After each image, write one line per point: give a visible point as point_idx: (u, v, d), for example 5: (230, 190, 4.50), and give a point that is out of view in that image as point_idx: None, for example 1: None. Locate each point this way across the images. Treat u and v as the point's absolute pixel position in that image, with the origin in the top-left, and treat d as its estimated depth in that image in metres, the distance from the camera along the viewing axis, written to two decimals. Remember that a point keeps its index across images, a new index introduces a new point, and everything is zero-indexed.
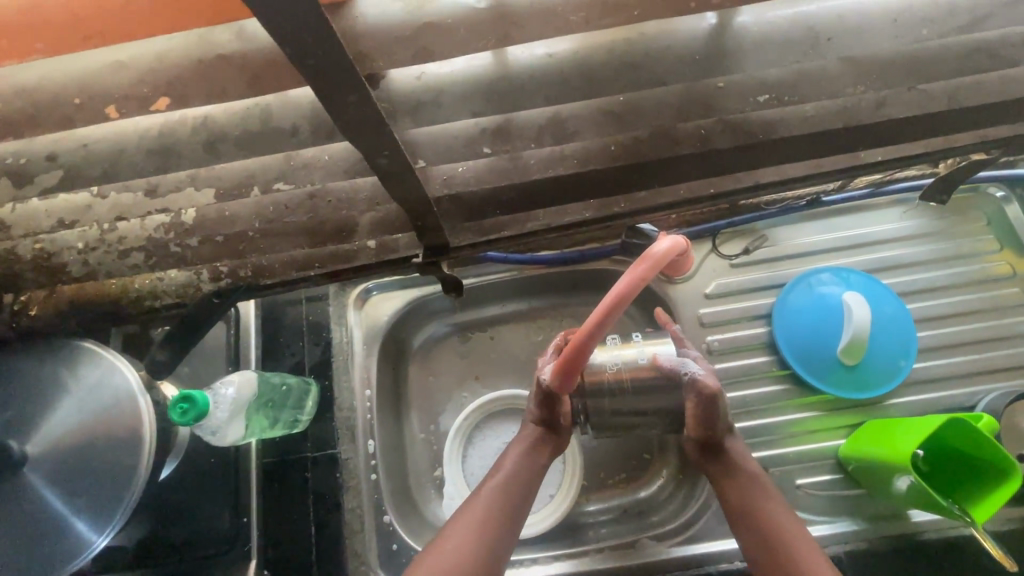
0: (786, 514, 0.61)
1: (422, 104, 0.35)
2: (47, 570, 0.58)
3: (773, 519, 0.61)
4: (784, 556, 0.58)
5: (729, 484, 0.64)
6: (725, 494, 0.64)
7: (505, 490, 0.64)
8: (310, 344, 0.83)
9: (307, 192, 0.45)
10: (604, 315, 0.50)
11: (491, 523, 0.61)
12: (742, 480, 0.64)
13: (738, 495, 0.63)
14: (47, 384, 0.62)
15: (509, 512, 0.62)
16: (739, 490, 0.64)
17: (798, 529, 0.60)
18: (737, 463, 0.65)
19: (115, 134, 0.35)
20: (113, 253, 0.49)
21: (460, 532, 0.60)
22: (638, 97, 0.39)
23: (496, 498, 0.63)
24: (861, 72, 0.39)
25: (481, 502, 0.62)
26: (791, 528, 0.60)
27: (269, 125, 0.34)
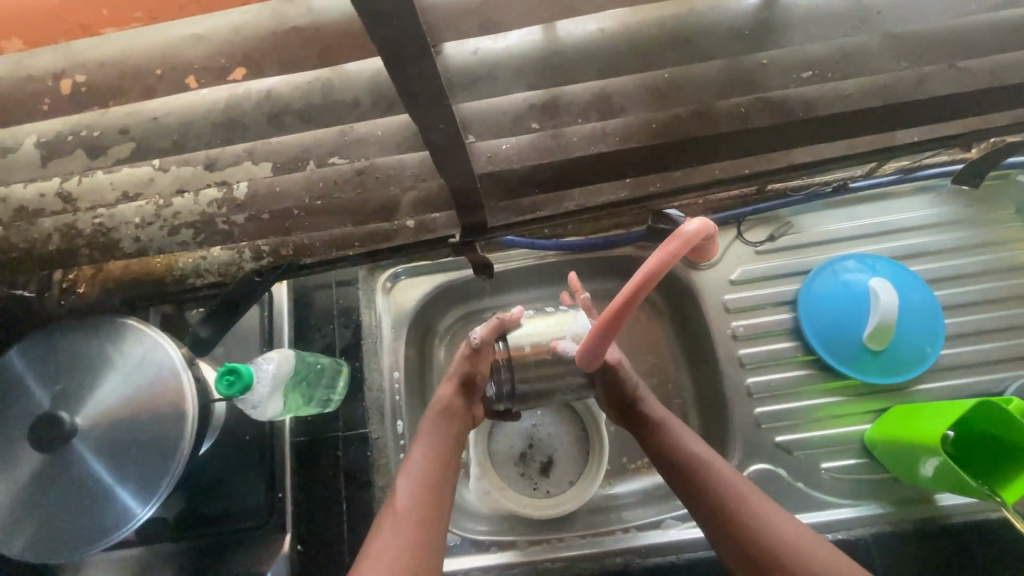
0: (729, 470, 0.65)
1: (478, 78, 0.36)
2: (96, 536, 0.61)
3: (719, 480, 0.63)
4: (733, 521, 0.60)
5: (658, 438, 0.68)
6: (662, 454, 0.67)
7: (427, 474, 0.64)
8: (340, 326, 0.85)
9: (354, 168, 0.46)
10: (634, 293, 0.51)
11: (422, 502, 0.62)
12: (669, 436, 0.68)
13: (675, 456, 0.66)
14: (94, 358, 0.64)
15: (433, 491, 0.63)
16: (674, 446, 0.67)
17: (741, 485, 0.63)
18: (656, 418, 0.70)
19: (184, 107, 0.36)
20: (165, 229, 0.51)
21: (394, 523, 0.60)
22: (683, 73, 0.39)
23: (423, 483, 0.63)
24: (904, 49, 0.39)
25: (402, 495, 0.62)
26: (729, 476, 0.64)
27: (331, 97, 0.35)
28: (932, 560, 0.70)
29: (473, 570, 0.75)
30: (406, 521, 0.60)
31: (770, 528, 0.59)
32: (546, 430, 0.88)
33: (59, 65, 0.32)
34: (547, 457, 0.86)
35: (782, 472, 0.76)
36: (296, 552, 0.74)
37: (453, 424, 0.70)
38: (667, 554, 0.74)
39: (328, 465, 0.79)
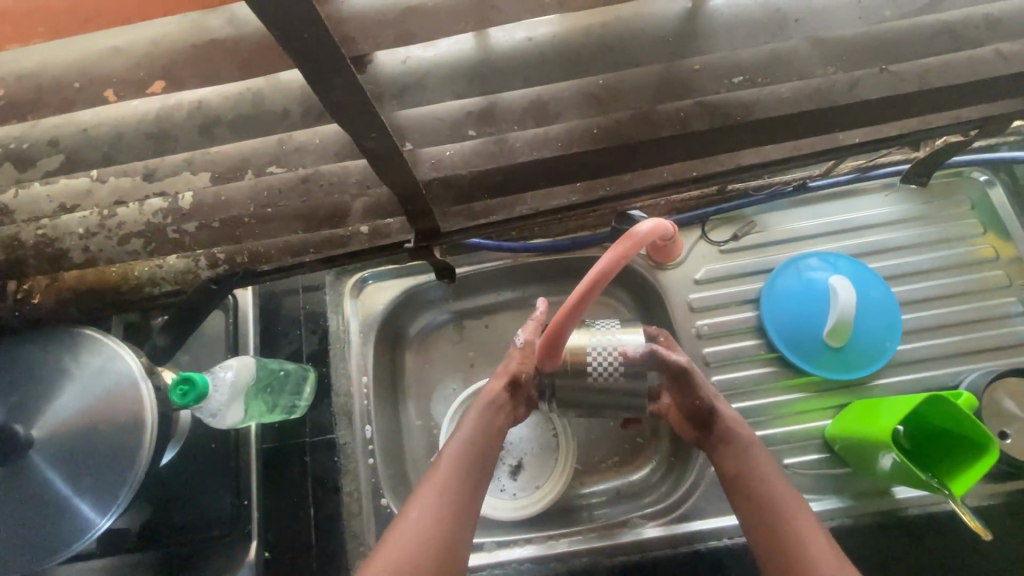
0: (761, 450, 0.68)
1: (407, 87, 0.36)
2: (55, 549, 0.60)
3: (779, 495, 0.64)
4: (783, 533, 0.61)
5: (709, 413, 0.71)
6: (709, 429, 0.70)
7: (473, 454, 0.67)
8: (307, 331, 0.85)
9: (299, 176, 0.46)
10: (587, 290, 0.52)
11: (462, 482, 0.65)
12: (738, 449, 0.68)
13: (730, 451, 0.68)
14: (50, 369, 0.63)
15: (474, 471, 0.66)
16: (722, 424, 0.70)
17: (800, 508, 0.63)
18: (733, 432, 0.69)
19: (113, 119, 0.36)
20: (113, 239, 0.50)
21: (429, 497, 0.63)
22: (617, 79, 0.40)
23: (463, 462, 0.66)
24: (832, 54, 0.40)
25: (444, 470, 0.65)
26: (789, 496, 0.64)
27: (260, 108, 0.36)
28: (888, 552, 0.71)
29: None
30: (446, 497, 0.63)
31: (790, 506, 0.63)
32: (516, 434, 0.88)
33: None
34: (516, 460, 0.86)
35: None
36: (262, 560, 0.74)
37: (500, 415, 0.71)
38: (633, 552, 0.75)
39: (296, 471, 0.79)
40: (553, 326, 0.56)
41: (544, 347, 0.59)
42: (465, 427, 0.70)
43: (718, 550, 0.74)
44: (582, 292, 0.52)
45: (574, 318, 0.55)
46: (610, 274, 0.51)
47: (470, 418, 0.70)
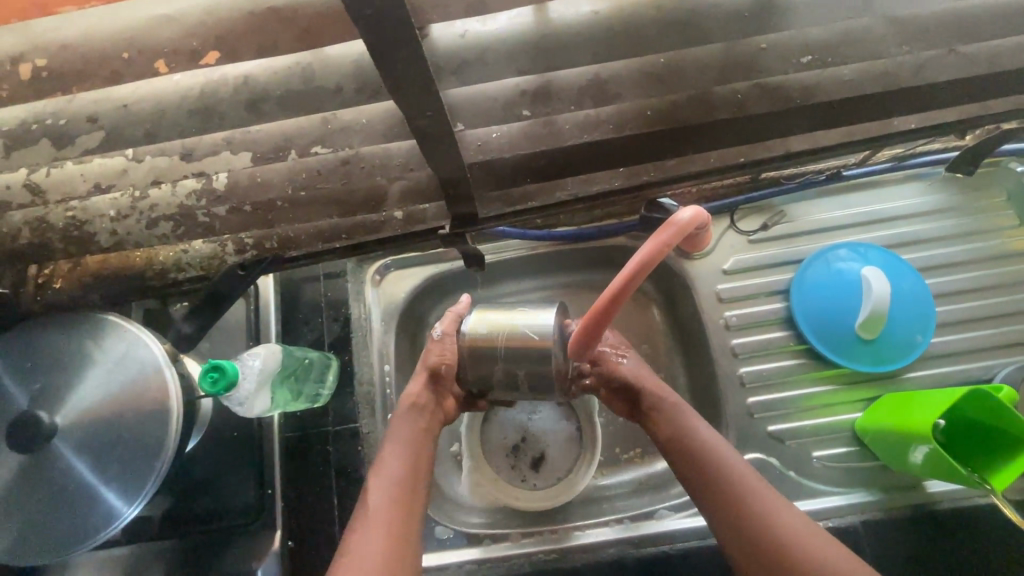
0: (717, 442, 0.65)
1: (467, 62, 0.34)
2: (81, 537, 0.59)
3: (731, 472, 0.62)
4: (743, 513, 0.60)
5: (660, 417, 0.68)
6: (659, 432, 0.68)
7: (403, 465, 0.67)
8: (329, 319, 0.83)
9: (339, 158, 0.45)
10: (627, 283, 0.51)
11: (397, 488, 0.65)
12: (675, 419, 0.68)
13: (666, 426, 0.68)
14: (74, 356, 0.62)
15: (409, 483, 0.66)
16: (669, 423, 0.68)
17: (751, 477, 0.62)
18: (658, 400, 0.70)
19: (157, 93, 0.34)
20: (143, 222, 0.49)
21: (375, 516, 0.62)
22: (679, 57, 0.38)
23: (394, 480, 0.65)
24: (905, 32, 0.38)
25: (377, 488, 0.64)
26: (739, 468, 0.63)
27: (313, 83, 0.34)
28: (921, 546, 0.70)
29: (466, 564, 0.75)
30: (383, 512, 0.63)
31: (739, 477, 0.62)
32: (538, 424, 0.87)
33: (18, 49, 0.30)
34: (539, 452, 0.85)
35: (774, 462, 0.76)
36: (287, 550, 0.73)
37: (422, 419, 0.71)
38: (660, 544, 0.74)
39: (318, 460, 0.78)
40: (586, 325, 0.56)
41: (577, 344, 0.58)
42: (391, 446, 0.69)
43: None
44: (620, 286, 0.51)
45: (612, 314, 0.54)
46: (654, 259, 0.50)
47: (394, 432, 0.70)
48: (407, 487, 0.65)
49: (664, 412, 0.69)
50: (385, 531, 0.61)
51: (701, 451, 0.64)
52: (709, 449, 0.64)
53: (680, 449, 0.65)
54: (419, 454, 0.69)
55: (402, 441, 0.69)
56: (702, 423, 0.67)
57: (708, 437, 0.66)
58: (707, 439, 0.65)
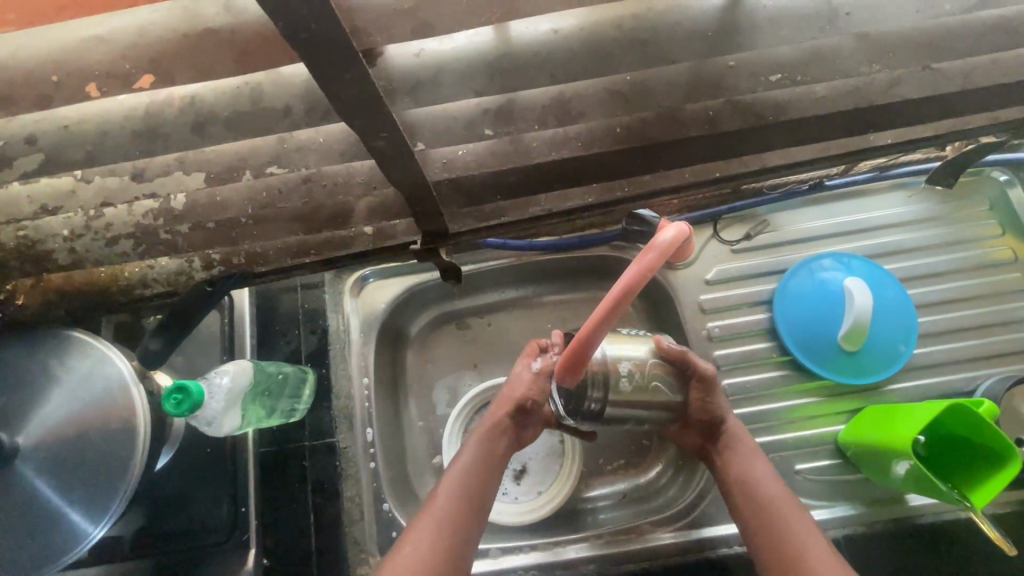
0: (781, 491, 0.65)
1: (421, 83, 0.33)
2: (45, 561, 0.58)
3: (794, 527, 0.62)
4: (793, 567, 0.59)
5: (729, 453, 0.68)
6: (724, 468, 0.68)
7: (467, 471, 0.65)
8: (306, 332, 0.82)
9: (300, 176, 0.43)
10: (612, 306, 0.49)
11: (458, 494, 0.63)
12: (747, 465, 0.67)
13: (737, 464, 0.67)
14: (37, 374, 0.60)
15: (474, 494, 0.64)
16: (743, 468, 0.67)
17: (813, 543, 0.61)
18: (736, 443, 0.68)
19: (99, 115, 0.33)
20: (100, 240, 0.47)
21: (429, 520, 0.62)
22: (646, 75, 0.37)
23: (462, 494, 0.63)
24: (876, 50, 0.37)
25: (443, 496, 0.63)
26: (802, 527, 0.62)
27: (259, 105, 0.32)
28: (901, 561, 0.70)
29: None
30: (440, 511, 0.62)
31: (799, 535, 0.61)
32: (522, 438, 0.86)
33: None
34: (519, 464, 0.84)
35: None
36: (261, 569, 0.72)
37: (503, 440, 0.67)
38: (641, 559, 0.73)
39: (295, 476, 0.76)
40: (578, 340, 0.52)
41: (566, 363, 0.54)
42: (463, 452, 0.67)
43: (727, 558, 0.73)
44: (605, 310, 0.49)
45: (600, 334, 0.51)
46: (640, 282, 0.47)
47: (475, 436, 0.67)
48: (469, 495, 0.63)
49: (740, 450, 0.68)
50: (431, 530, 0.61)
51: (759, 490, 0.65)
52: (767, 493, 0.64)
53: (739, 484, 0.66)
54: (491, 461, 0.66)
55: (483, 455, 0.66)
56: (773, 474, 0.66)
57: (770, 481, 0.66)
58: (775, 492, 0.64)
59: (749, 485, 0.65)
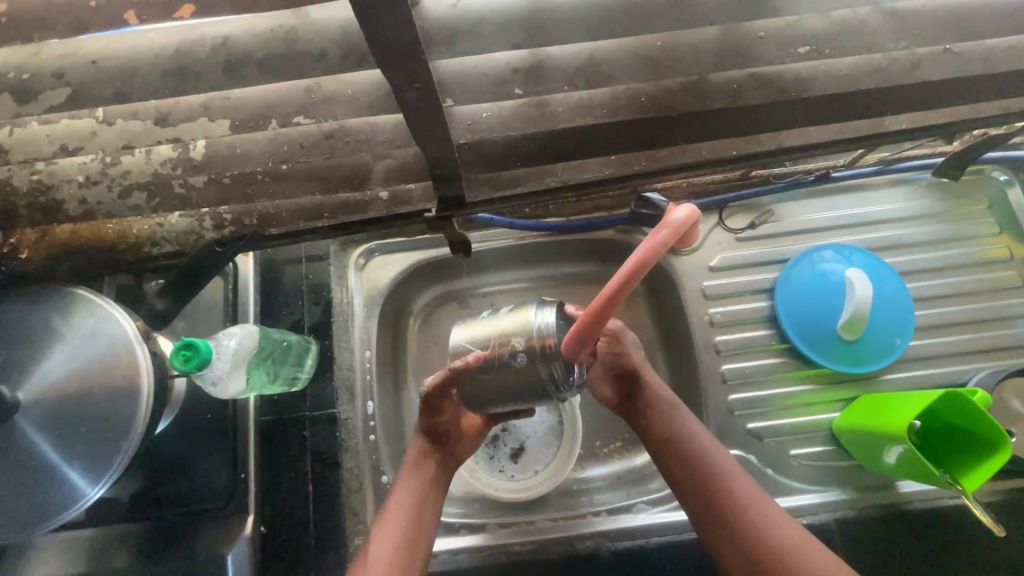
0: (707, 440, 0.67)
1: (458, 33, 0.33)
2: (42, 517, 0.57)
3: (731, 482, 0.64)
4: (744, 521, 0.61)
5: (651, 413, 0.69)
6: (650, 429, 0.69)
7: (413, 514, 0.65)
8: (310, 303, 0.82)
9: (323, 131, 0.43)
10: (623, 283, 0.48)
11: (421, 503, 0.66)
12: (666, 414, 0.69)
13: (657, 420, 0.69)
14: (39, 329, 0.60)
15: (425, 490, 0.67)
16: (664, 423, 0.68)
17: (752, 491, 0.64)
18: (655, 396, 0.70)
19: (127, 50, 0.32)
20: (115, 190, 0.46)
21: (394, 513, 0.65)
22: (675, 40, 0.37)
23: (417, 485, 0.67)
24: (902, 26, 0.38)
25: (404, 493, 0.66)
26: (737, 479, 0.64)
27: (295, 47, 0.32)
28: (891, 546, 0.71)
29: (441, 554, 0.74)
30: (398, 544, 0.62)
31: (740, 489, 0.63)
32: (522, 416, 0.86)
33: None
34: (517, 443, 0.85)
35: (752, 459, 0.77)
36: (258, 536, 0.71)
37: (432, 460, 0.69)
38: (636, 537, 0.74)
39: (294, 446, 0.76)
40: (588, 318, 0.50)
41: (578, 333, 0.51)
42: (400, 491, 0.67)
43: None
44: (616, 287, 0.48)
45: (609, 313, 0.50)
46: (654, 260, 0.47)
47: (401, 483, 0.67)
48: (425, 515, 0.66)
49: (661, 412, 0.69)
50: (399, 550, 0.62)
51: (711, 472, 0.64)
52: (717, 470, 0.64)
53: (686, 465, 0.65)
54: (427, 498, 0.67)
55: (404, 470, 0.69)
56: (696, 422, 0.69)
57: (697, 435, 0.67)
58: (702, 444, 0.66)
59: (676, 441, 0.67)
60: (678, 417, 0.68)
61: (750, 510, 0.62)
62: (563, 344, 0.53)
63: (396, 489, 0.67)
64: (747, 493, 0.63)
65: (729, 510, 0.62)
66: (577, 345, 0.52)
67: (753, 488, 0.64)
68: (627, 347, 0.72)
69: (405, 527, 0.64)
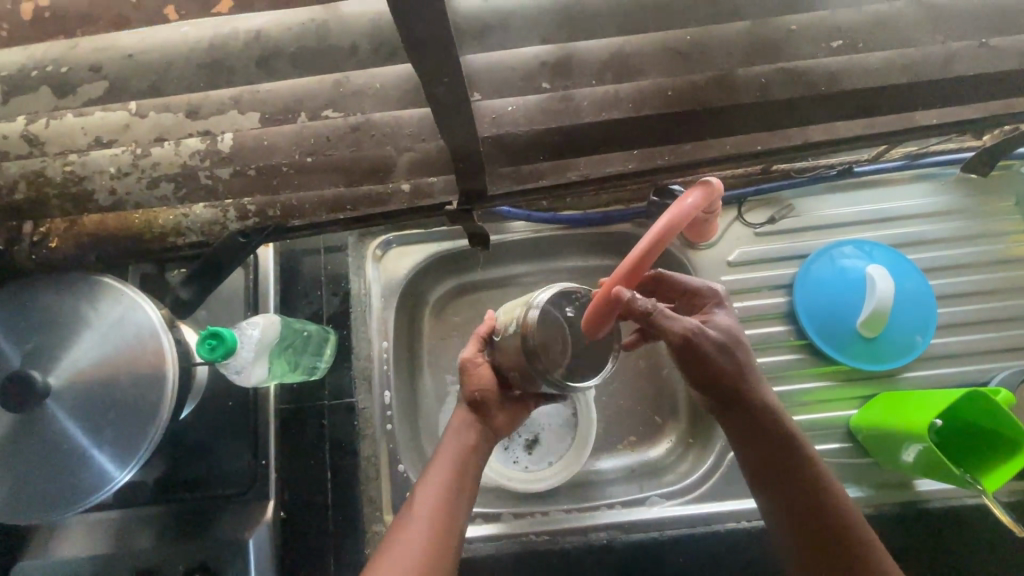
0: (827, 478, 0.64)
1: (490, 28, 0.33)
2: (74, 499, 0.59)
3: (852, 524, 0.62)
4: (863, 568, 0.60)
5: (770, 441, 0.64)
6: (765, 457, 0.64)
7: (449, 488, 0.62)
8: (328, 293, 0.83)
9: (349, 124, 0.43)
10: (651, 251, 0.53)
11: (454, 482, 0.62)
12: (785, 445, 0.64)
13: (775, 447, 0.64)
14: (67, 316, 0.61)
15: (463, 465, 0.63)
16: (785, 454, 0.64)
17: (872, 536, 0.62)
18: (777, 422, 0.65)
19: (164, 44, 0.33)
20: (143, 181, 0.47)
21: (426, 492, 0.61)
22: (707, 34, 0.37)
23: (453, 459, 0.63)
24: (940, 19, 0.38)
25: (437, 471, 0.63)
26: (858, 523, 0.62)
27: (328, 42, 0.32)
28: (907, 544, 0.71)
29: None
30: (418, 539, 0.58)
31: (863, 533, 0.62)
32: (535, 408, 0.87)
33: None
34: (531, 434, 0.86)
35: None
36: (278, 521, 0.73)
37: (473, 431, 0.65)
38: (650, 530, 0.75)
39: (313, 434, 0.77)
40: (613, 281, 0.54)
41: (600, 305, 0.53)
42: (437, 464, 0.63)
43: (735, 532, 0.74)
44: (643, 253, 0.53)
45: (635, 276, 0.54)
46: (673, 232, 0.53)
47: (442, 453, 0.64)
48: (463, 485, 0.62)
49: (782, 442, 0.64)
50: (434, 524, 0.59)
51: (830, 513, 0.62)
52: (831, 506, 0.63)
53: (802, 500, 0.63)
54: (466, 465, 0.63)
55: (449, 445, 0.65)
56: (818, 456, 0.66)
57: (819, 470, 0.64)
58: (822, 481, 0.64)
59: (794, 472, 0.64)
60: (800, 450, 0.64)
61: (872, 556, 0.60)
62: (585, 316, 0.55)
63: (437, 454, 0.64)
64: (869, 539, 0.61)
65: (848, 551, 0.61)
66: (600, 314, 0.54)
67: (872, 533, 0.62)
68: (744, 355, 0.65)
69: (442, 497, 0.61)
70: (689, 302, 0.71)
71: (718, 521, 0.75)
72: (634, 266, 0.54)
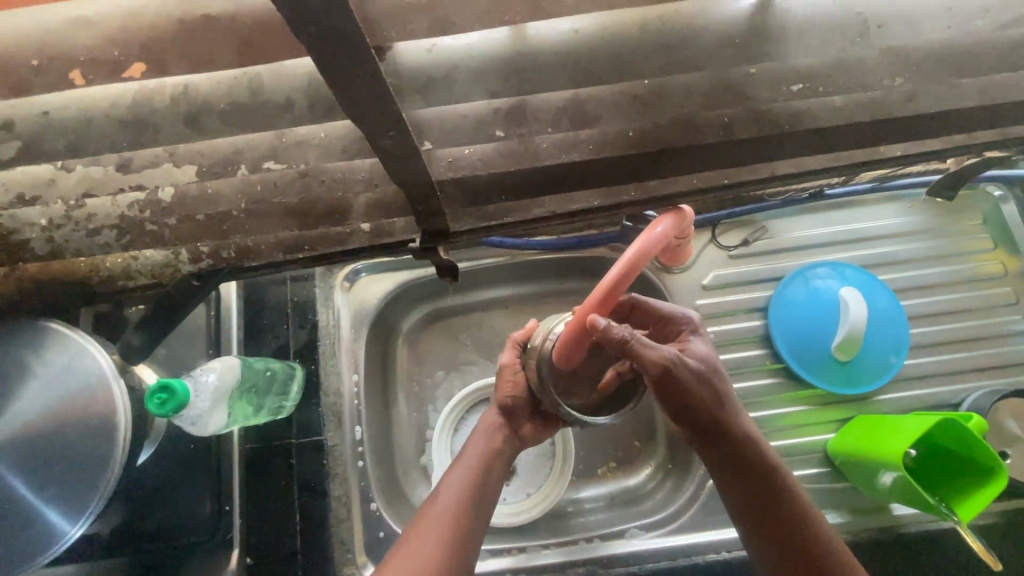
0: (807, 509, 0.61)
1: (433, 80, 0.32)
2: (19, 560, 0.55)
3: (836, 559, 0.59)
4: None
5: (746, 471, 0.62)
6: (742, 488, 0.62)
7: (461, 508, 0.61)
8: (295, 326, 0.80)
9: (298, 171, 0.41)
10: (624, 278, 0.54)
11: (466, 503, 0.61)
12: (762, 475, 0.62)
13: (751, 478, 0.62)
14: (10, 365, 0.57)
15: (477, 486, 0.63)
16: (762, 484, 0.61)
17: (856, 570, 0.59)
18: (753, 451, 0.62)
19: (82, 102, 0.31)
20: (82, 230, 0.45)
21: (433, 513, 0.60)
22: (664, 80, 0.36)
23: (468, 476, 0.64)
24: (896, 63, 0.37)
25: (448, 491, 0.62)
26: (841, 556, 0.59)
27: (259, 97, 0.31)
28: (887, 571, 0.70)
29: None
30: (439, 523, 0.59)
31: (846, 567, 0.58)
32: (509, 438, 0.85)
33: None
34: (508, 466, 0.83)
35: None
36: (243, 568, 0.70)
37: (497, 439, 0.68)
38: (630, 564, 0.73)
39: (280, 475, 0.74)
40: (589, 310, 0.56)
41: (576, 331, 0.56)
42: (449, 484, 0.63)
43: (716, 564, 0.73)
44: (616, 280, 0.54)
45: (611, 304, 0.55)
46: (645, 262, 0.53)
47: (470, 449, 0.67)
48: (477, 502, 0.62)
49: (758, 471, 0.62)
50: (441, 544, 0.58)
51: (812, 547, 0.59)
52: (811, 538, 0.60)
53: (782, 533, 0.60)
54: (488, 473, 0.65)
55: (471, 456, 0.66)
56: (798, 486, 0.63)
57: (798, 499, 0.62)
58: (802, 514, 0.61)
59: (772, 505, 0.61)
60: (778, 480, 0.62)
61: None
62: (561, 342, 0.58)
63: (453, 468, 0.65)
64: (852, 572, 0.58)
65: None
66: (575, 339, 0.57)
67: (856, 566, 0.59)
68: (721, 383, 0.63)
69: (449, 514, 0.60)
70: (662, 327, 0.69)
71: (698, 552, 0.74)
72: (609, 293, 0.55)
